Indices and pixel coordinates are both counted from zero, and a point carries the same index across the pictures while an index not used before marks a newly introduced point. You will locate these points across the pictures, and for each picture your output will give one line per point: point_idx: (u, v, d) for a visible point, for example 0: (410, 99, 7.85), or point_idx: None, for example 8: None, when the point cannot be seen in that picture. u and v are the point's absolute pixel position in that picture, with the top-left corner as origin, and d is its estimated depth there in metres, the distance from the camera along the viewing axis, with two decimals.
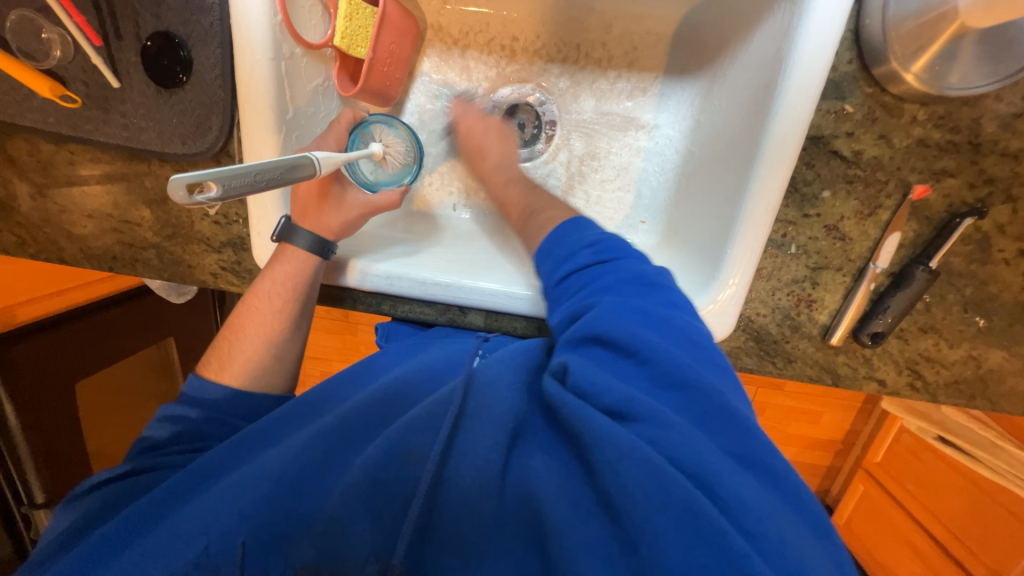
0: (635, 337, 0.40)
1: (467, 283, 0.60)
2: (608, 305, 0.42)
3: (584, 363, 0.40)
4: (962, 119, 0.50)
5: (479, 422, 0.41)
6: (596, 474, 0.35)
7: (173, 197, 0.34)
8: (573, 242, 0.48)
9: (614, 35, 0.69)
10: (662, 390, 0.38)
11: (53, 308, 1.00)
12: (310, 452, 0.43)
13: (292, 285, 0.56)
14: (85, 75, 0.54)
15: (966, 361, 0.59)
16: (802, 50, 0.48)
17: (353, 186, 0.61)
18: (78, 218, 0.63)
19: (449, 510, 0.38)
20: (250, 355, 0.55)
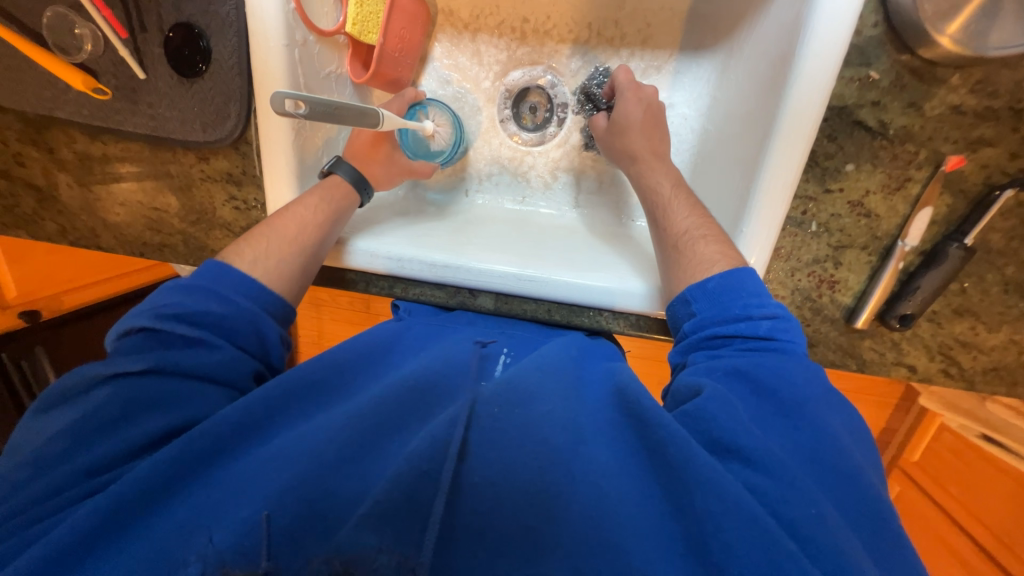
0: (780, 397, 0.41)
1: (479, 266, 0.60)
2: (770, 366, 0.43)
3: (728, 408, 0.40)
4: (1001, 82, 0.47)
5: (546, 436, 0.41)
6: (685, 505, 0.37)
7: (273, 106, 0.45)
8: (741, 292, 0.48)
9: (627, 12, 0.67)
10: (789, 439, 0.40)
11: (98, 295, 1.10)
12: (343, 436, 0.43)
13: (329, 210, 0.58)
14: (115, 68, 0.57)
15: (1007, 347, 0.55)
16: (824, 13, 0.45)
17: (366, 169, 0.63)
18: (112, 206, 0.66)
19: (482, 509, 0.38)
20: (277, 254, 0.54)
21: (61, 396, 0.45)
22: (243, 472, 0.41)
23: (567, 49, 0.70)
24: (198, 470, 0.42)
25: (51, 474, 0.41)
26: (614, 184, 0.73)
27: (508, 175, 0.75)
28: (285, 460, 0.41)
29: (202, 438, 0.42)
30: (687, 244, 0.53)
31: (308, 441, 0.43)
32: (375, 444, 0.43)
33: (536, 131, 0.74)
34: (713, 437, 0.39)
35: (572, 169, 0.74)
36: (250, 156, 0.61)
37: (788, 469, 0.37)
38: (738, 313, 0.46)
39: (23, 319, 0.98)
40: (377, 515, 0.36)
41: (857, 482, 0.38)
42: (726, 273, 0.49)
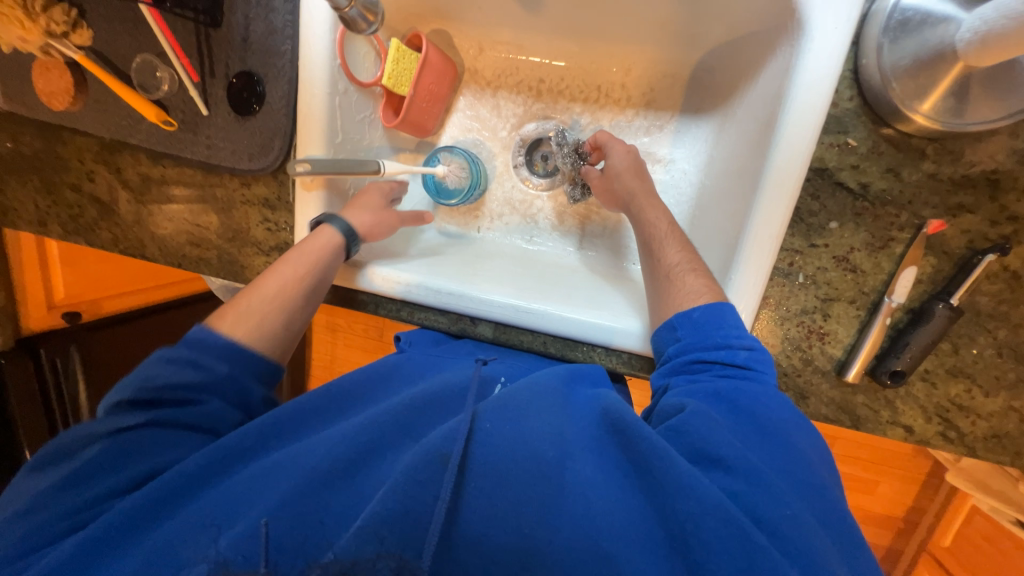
0: (756, 420, 0.44)
1: (480, 296, 0.64)
2: (747, 391, 0.46)
3: (709, 425, 0.42)
4: (976, 155, 0.50)
5: (532, 442, 0.43)
6: (669, 512, 0.38)
7: (289, 170, 0.63)
8: (725, 330, 0.50)
9: (632, 78, 0.74)
10: (768, 455, 0.42)
11: (134, 303, 1.20)
12: (348, 440, 0.45)
13: (315, 264, 0.61)
14: (184, 105, 0.67)
15: (1006, 413, 0.55)
16: (802, 86, 0.50)
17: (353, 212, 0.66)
18: (161, 221, 0.74)
19: (476, 518, 0.39)
20: (263, 314, 0.58)
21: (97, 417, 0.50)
22: (257, 470, 0.45)
23: (578, 107, 0.78)
24: (221, 467, 0.46)
25: (93, 486, 0.45)
26: (618, 230, 0.77)
27: (518, 216, 0.80)
28: (294, 463, 0.44)
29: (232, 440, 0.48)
30: (678, 275, 0.56)
31: (316, 447, 0.46)
32: (373, 451, 0.45)
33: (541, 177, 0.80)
34: (697, 449, 0.42)
35: (577, 214, 0.79)
36: (286, 185, 0.69)
37: (765, 475, 0.40)
38: (719, 341, 0.49)
39: (65, 319, 1.06)
40: (381, 516, 0.38)
41: (824, 495, 0.41)
42: (710, 305, 0.52)
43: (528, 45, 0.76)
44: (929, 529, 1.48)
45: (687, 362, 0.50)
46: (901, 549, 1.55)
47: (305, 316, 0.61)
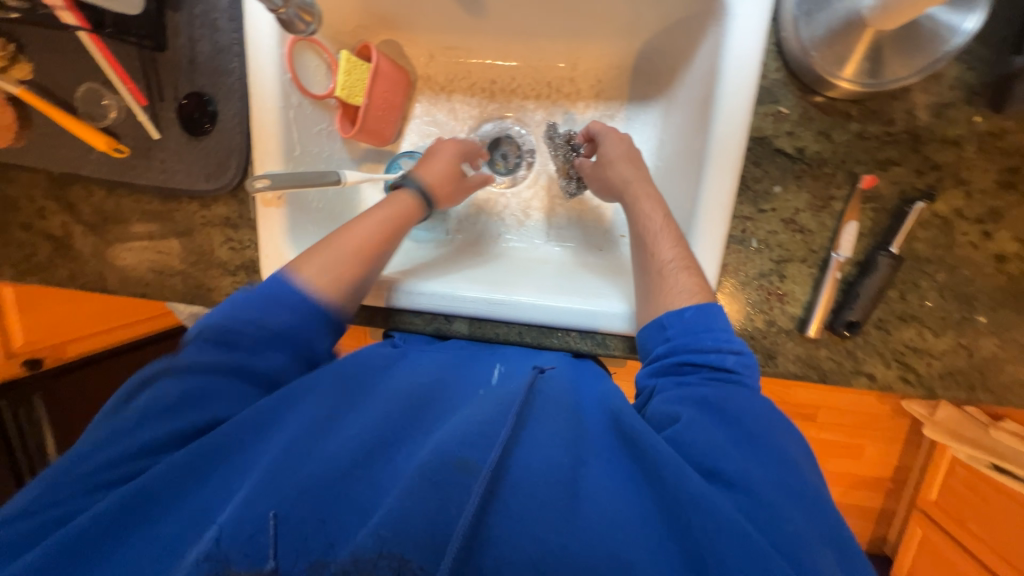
0: (739, 421, 0.46)
1: (459, 294, 0.65)
2: (738, 401, 0.47)
3: (701, 430, 0.45)
4: (895, 112, 0.54)
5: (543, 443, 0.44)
6: (680, 521, 0.40)
7: (248, 187, 0.61)
8: (713, 334, 0.50)
9: (580, 72, 0.77)
10: (767, 463, 0.43)
11: (98, 345, 1.13)
12: (365, 446, 0.45)
13: (398, 224, 0.63)
14: (135, 131, 0.66)
15: (956, 350, 0.58)
16: (731, 62, 0.54)
17: (427, 167, 0.68)
18: (120, 252, 0.73)
19: (502, 518, 0.40)
20: (348, 266, 0.58)
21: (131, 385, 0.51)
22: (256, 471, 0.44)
23: (531, 104, 0.80)
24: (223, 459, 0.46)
25: (100, 470, 0.45)
26: (583, 218, 0.79)
27: (484, 215, 0.82)
28: (303, 462, 0.44)
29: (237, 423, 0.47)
30: (670, 273, 0.55)
31: (324, 448, 0.45)
32: (389, 453, 0.45)
33: (504, 175, 0.82)
34: (699, 461, 0.43)
35: (541, 207, 0.81)
36: (247, 202, 0.68)
37: (765, 489, 0.41)
38: (709, 345, 0.50)
39: (24, 368, 1.03)
40: (399, 523, 0.38)
41: (821, 506, 0.42)
42: (699, 306, 0.53)
43: (476, 48, 0.78)
44: (916, 485, 1.53)
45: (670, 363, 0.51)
46: (893, 509, 1.59)
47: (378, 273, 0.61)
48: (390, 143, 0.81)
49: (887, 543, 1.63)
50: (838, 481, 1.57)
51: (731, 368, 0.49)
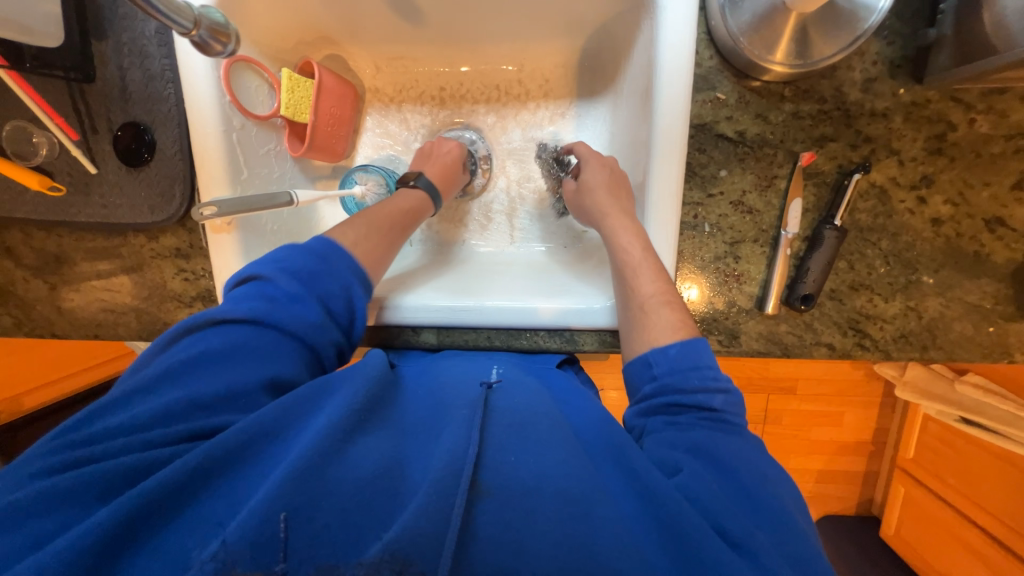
0: (738, 478, 0.43)
1: (428, 305, 0.64)
2: (732, 449, 0.45)
3: (708, 489, 0.42)
4: (825, 89, 0.56)
5: (553, 457, 0.44)
6: (681, 549, 0.38)
7: (195, 216, 0.60)
8: (700, 369, 0.50)
9: (527, 73, 0.78)
10: (764, 518, 0.41)
11: (64, 390, 1.10)
12: (393, 460, 0.43)
13: (409, 216, 0.67)
14: (70, 167, 0.64)
15: (906, 313, 0.60)
16: (665, 53, 0.55)
17: (428, 167, 0.73)
18: (67, 293, 0.70)
19: (495, 529, 0.39)
20: (381, 259, 0.61)
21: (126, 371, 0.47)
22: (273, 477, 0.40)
23: (482, 109, 0.80)
24: (241, 457, 0.42)
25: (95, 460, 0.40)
26: (544, 218, 0.79)
27: (445, 222, 0.81)
28: (329, 466, 0.41)
29: (264, 418, 0.43)
30: (652, 307, 0.54)
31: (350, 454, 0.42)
32: (413, 463, 0.44)
33: (469, 182, 0.80)
34: (701, 504, 0.41)
35: (503, 209, 0.80)
36: (197, 231, 0.66)
37: (769, 550, 0.38)
38: (697, 383, 0.49)
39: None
40: (419, 528, 0.38)
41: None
42: (685, 342, 0.51)
43: (422, 57, 0.78)
44: (896, 445, 1.58)
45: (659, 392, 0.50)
46: (876, 470, 1.65)
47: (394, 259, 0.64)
48: (346, 157, 0.80)
49: (875, 504, 1.69)
50: (822, 450, 1.61)
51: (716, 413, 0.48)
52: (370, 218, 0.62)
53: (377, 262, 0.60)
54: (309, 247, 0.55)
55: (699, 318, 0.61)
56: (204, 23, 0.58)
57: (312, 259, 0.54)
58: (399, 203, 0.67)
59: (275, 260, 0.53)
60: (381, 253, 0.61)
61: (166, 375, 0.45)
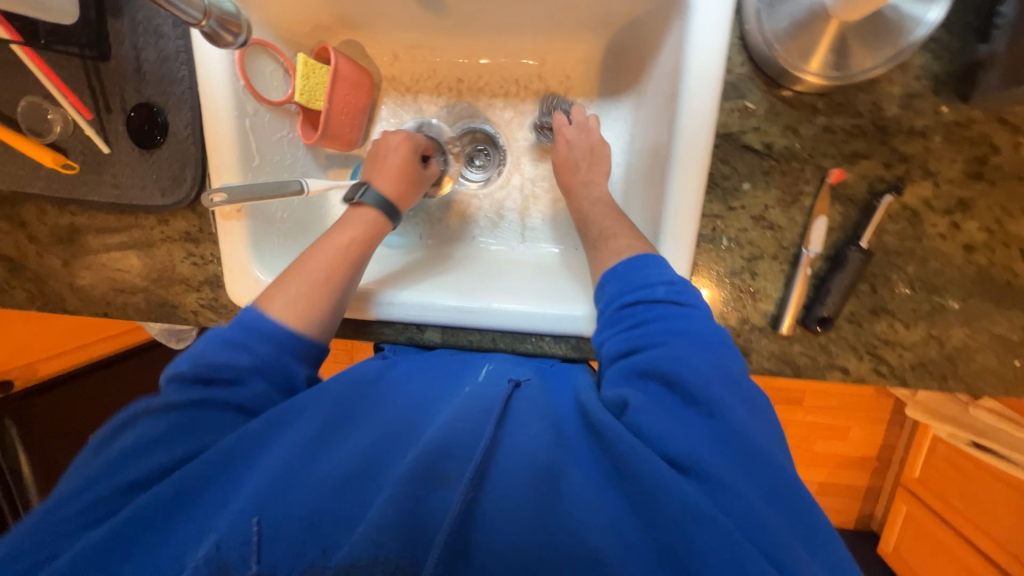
0: (690, 396, 0.46)
1: (434, 302, 0.64)
2: (688, 366, 0.47)
3: (652, 416, 0.45)
4: (861, 104, 0.53)
5: (522, 452, 0.44)
6: (651, 511, 0.40)
7: (204, 202, 0.60)
8: (651, 275, 0.52)
9: (548, 68, 0.75)
10: (720, 442, 0.43)
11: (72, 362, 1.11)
12: (366, 458, 0.44)
13: (360, 245, 0.61)
14: (83, 145, 0.63)
15: (928, 341, 0.58)
16: (694, 57, 0.52)
17: (380, 179, 0.66)
18: (78, 271, 0.70)
19: (485, 527, 0.40)
20: (317, 300, 0.56)
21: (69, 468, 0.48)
22: (237, 505, 0.41)
23: (500, 103, 0.78)
24: (189, 503, 0.43)
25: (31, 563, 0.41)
26: (557, 219, 0.78)
27: (455, 216, 0.80)
28: (302, 477, 0.43)
29: (197, 468, 0.44)
30: (602, 242, 0.60)
31: (324, 459, 0.45)
32: (389, 457, 0.45)
33: (444, 175, 0.79)
34: (657, 445, 0.44)
35: (516, 207, 0.79)
36: (206, 216, 0.66)
37: (723, 472, 0.42)
38: (640, 282, 0.52)
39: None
40: (380, 540, 0.37)
41: (790, 492, 0.43)
42: (631, 259, 0.55)
43: (441, 46, 0.76)
44: (902, 463, 1.55)
45: (616, 312, 0.53)
46: (879, 486, 1.63)
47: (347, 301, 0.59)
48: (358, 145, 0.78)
49: (874, 519, 1.67)
50: (825, 463, 1.59)
51: (681, 301, 0.51)
52: (300, 264, 0.58)
53: (314, 308, 0.55)
54: (226, 332, 0.52)
55: None
56: (213, 14, 0.54)
57: (228, 346, 0.51)
58: (337, 234, 0.61)
59: (199, 345, 0.52)
60: (315, 294, 0.56)
61: (102, 467, 0.46)
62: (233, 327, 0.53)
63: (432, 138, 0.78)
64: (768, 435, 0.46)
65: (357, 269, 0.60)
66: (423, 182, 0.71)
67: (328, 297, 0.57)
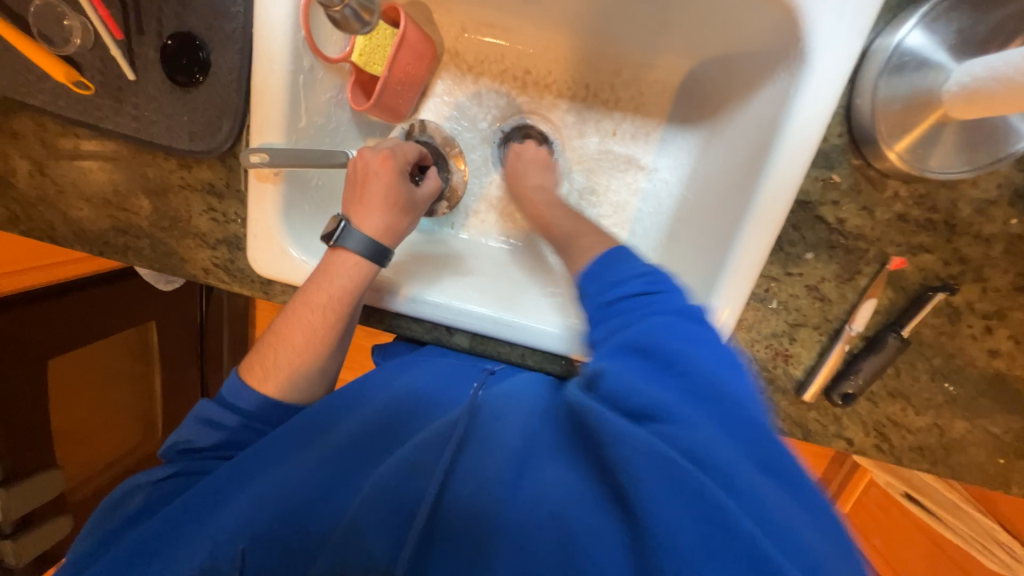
0: (668, 365, 0.44)
1: (453, 304, 0.62)
2: (664, 335, 0.45)
3: (628, 383, 0.43)
4: (940, 199, 0.53)
5: (486, 450, 0.48)
6: (614, 474, 0.41)
7: (243, 161, 0.54)
8: (624, 271, 0.51)
9: (623, 79, 0.71)
10: (697, 400, 0.42)
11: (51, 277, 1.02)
12: (329, 468, 0.51)
13: (339, 301, 0.57)
14: (102, 64, 0.56)
15: (930, 429, 0.61)
16: (795, 119, 0.51)
17: (364, 216, 0.59)
18: (75, 201, 0.63)
19: (451, 515, 0.44)
20: (296, 366, 0.58)
21: (93, 520, 0.57)
22: (237, 509, 0.49)
23: (564, 105, 0.74)
24: (184, 522, 0.51)
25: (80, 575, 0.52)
26: None
27: (494, 215, 0.76)
28: (279, 487, 0.50)
29: (194, 496, 0.53)
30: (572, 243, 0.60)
31: (295, 475, 0.51)
32: (359, 465, 0.51)
33: (448, 185, 0.75)
34: (634, 405, 0.43)
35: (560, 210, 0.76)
36: (236, 171, 0.60)
37: (692, 431, 0.40)
38: (613, 280, 0.51)
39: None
40: (359, 532, 0.44)
41: (764, 438, 0.41)
42: (609, 252, 0.54)
43: (517, 32, 0.70)
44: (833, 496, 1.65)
45: (601, 310, 0.50)
46: None
47: (334, 360, 0.61)
48: (409, 119, 0.74)
49: None
50: None
51: (652, 290, 0.48)
52: (282, 326, 0.59)
53: (297, 375, 0.59)
54: (206, 410, 0.59)
55: None
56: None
57: (207, 425, 0.58)
58: (311, 295, 0.58)
59: (189, 423, 0.59)
60: (295, 360, 0.58)
61: (121, 521, 0.55)
62: (211, 406, 0.59)
63: (430, 145, 0.73)
64: (733, 363, 0.45)
65: (335, 328, 0.58)
66: (414, 209, 0.63)
67: (308, 360, 0.59)
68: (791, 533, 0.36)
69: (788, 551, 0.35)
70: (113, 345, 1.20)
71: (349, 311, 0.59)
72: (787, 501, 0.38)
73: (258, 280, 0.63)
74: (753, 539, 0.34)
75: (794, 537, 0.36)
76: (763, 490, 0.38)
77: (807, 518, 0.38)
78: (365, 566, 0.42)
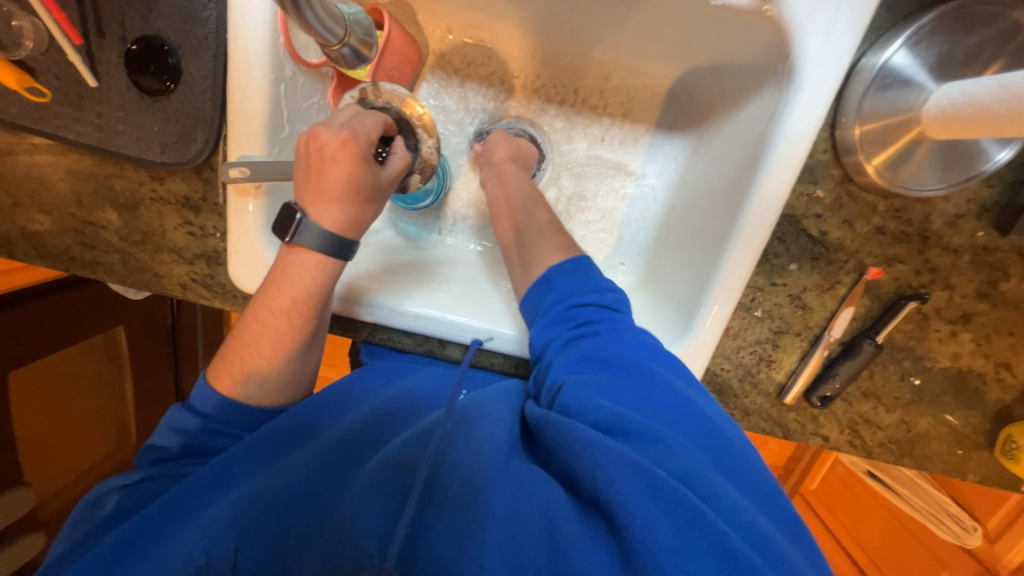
0: (636, 372, 0.45)
1: (435, 313, 0.59)
2: (607, 344, 0.48)
3: (588, 393, 0.43)
4: (915, 213, 0.56)
5: (457, 448, 0.45)
6: (586, 477, 0.39)
7: (223, 175, 0.51)
8: (592, 284, 0.53)
9: (611, 85, 0.70)
10: (651, 411, 0.42)
11: (15, 285, 0.93)
12: (321, 469, 0.45)
13: (300, 307, 0.53)
14: (58, 68, 0.52)
15: (898, 425, 0.63)
16: (782, 135, 0.52)
17: (322, 207, 0.53)
18: (34, 214, 0.59)
19: (444, 488, 0.41)
20: (265, 374, 0.54)
21: (60, 538, 0.49)
22: (231, 504, 0.43)
23: (552, 110, 0.73)
24: (164, 525, 0.43)
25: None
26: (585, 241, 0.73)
27: (484, 219, 0.75)
28: (263, 489, 0.44)
29: (177, 496, 0.46)
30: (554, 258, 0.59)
31: (278, 478, 0.45)
32: (354, 463, 0.46)
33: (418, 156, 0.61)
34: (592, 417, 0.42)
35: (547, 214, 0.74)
36: (213, 183, 0.57)
37: (661, 432, 0.40)
38: (590, 286, 0.53)
39: None
40: (347, 529, 0.38)
41: (736, 453, 0.42)
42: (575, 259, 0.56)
43: (505, 34, 0.68)
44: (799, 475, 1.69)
45: (560, 312, 0.52)
46: None
47: (309, 352, 0.57)
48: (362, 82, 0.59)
49: None
50: None
51: (617, 309, 0.52)
52: (244, 332, 0.54)
53: (268, 382, 0.55)
54: (176, 417, 0.53)
55: (721, 389, 0.62)
56: (354, 34, 0.54)
57: (177, 432, 0.53)
58: (272, 298, 0.53)
59: (160, 429, 0.54)
60: (265, 366, 0.54)
61: (85, 533, 0.48)
62: (182, 413, 0.53)
63: (389, 112, 0.60)
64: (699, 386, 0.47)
65: (302, 331, 0.54)
66: (380, 196, 0.56)
67: (279, 364, 0.55)
68: (758, 533, 0.35)
69: (756, 547, 0.34)
70: (80, 353, 1.11)
71: (315, 314, 0.54)
72: (767, 519, 0.38)
73: (242, 296, 0.60)
74: (722, 531, 0.34)
75: (765, 538, 0.35)
76: (729, 491, 0.38)
77: (786, 534, 0.38)
78: (360, 565, 0.35)
